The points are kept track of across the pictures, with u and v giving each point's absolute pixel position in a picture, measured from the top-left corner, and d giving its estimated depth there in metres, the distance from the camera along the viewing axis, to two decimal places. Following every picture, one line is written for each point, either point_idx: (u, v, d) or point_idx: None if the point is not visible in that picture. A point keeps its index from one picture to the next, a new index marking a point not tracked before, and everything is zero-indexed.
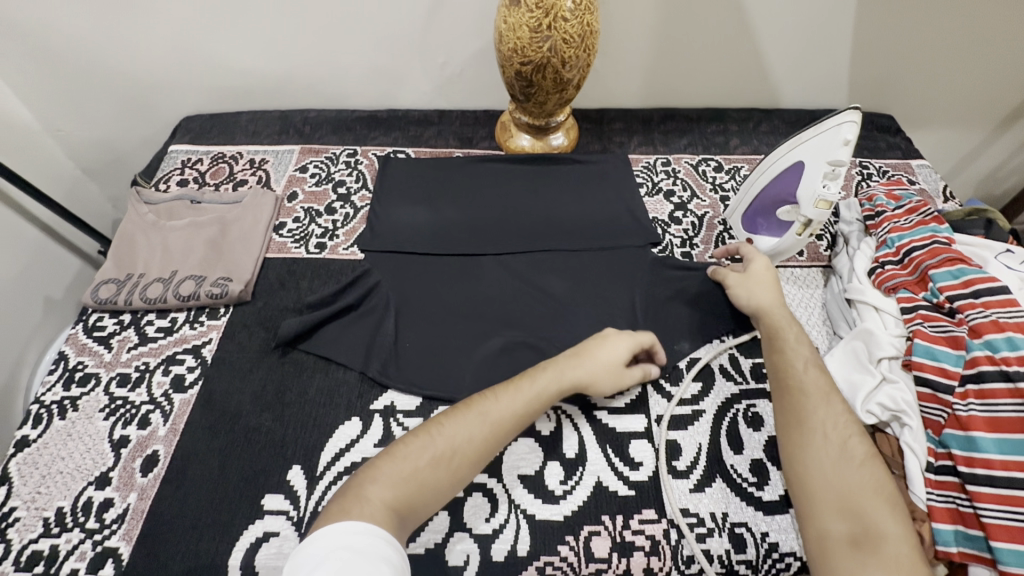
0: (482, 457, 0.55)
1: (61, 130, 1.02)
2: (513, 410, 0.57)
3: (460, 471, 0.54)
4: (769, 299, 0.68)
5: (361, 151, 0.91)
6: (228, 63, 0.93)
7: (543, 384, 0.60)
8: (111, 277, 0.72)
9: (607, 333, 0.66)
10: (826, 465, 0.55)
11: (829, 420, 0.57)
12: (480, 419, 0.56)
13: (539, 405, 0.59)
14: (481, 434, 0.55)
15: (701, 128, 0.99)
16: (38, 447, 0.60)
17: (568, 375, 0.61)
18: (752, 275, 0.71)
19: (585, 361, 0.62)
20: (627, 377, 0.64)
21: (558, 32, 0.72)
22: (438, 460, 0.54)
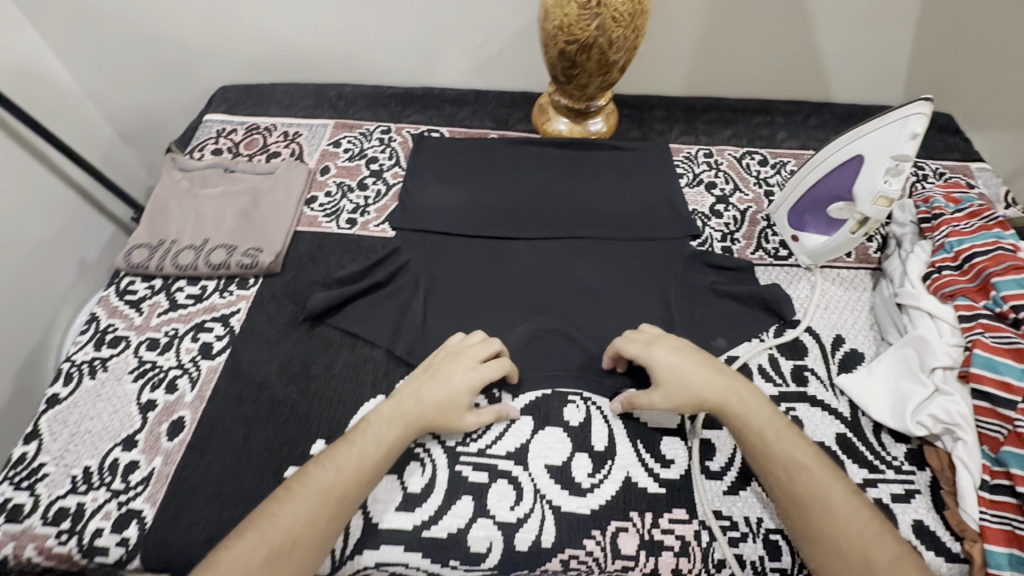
0: (326, 531, 0.50)
1: (101, 95, 1.03)
2: (355, 476, 0.52)
3: (305, 558, 0.48)
4: (701, 391, 0.57)
5: (395, 129, 0.90)
6: (266, 34, 0.92)
7: (378, 440, 0.54)
8: (144, 242, 0.72)
9: (442, 369, 0.59)
10: None
11: (846, 518, 0.50)
12: (318, 495, 0.50)
13: (382, 459, 0.54)
14: (320, 510, 0.50)
15: (746, 120, 0.95)
16: (67, 405, 0.60)
17: (417, 424, 0.56)
18: (666, 381, 0.58)
19: (419, 414, 0.56)
20: (472, 416, 0.58)
21: (608, 10, 0.69)
22: (275, 556, 0.47)
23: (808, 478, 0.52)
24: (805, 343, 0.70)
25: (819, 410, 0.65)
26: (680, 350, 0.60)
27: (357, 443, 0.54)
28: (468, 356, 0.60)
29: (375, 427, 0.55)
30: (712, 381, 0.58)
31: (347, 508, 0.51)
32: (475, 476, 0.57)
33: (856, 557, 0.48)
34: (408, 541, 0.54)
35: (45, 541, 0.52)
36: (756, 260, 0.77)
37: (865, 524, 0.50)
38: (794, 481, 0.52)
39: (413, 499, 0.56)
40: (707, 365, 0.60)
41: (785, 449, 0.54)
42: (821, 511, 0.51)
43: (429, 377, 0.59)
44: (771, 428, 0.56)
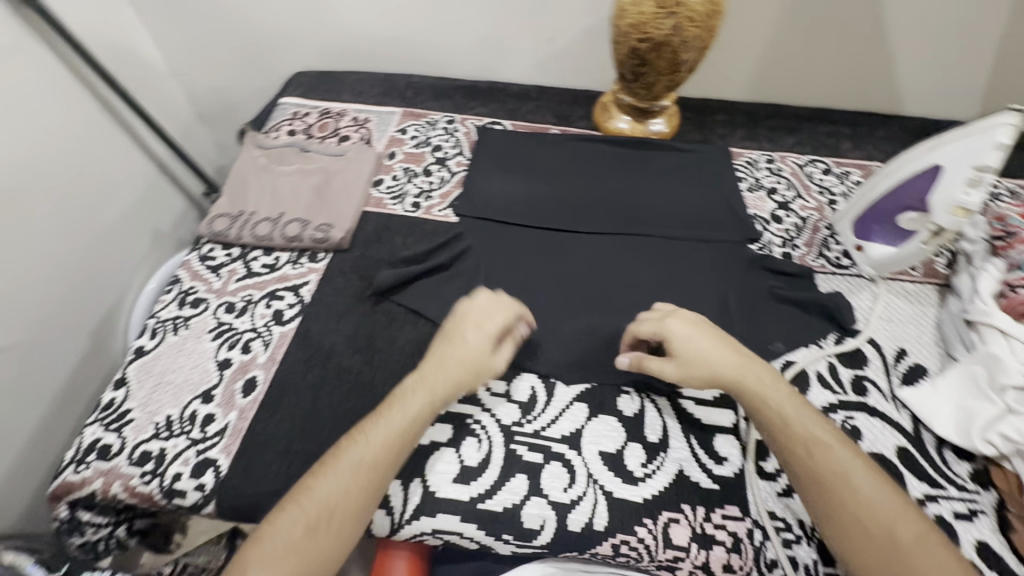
0: (364, 503, 0.51)
1: (185, 75, 1.10)
2: (386, 445, 0.53)
3: (344, 526, 0.50)
4: (721, 369, 0.56)
5: (460, 119, 0.92)
6: (344, 24, 0.96)
7: (413, 406, 0.55)
8: (225, 212, 0.76)
9: (456, 322, 0.60)
10: (881, 557, 0.48)
11: (870, 495, 0.50)
12: (352, 467, 0.52)
13: (412, 427, 0.55)
14: (356, 483, 0.51)
15: (810, 129, 0.94)
16: (153, 357, 0.64)
17: (433, 390, 0.56)
18: (684, 357, 0.58)
19: (426, 377, 0.57)
20: (495, 360, 0.59)
21: (683, 10, 0.69)
22: (314, 526, 0.50)
23: (827, 455, 0.52)
24: (866, 353, 0.69)
25: (879, 421, 0.63)
26: (697, 325, 0.59)
27: (390, 411, 0.55)
28: (489, 312, 0.60)
29: (409, 397, 0.56)
30: (733, 359, 0.57)
31: (382, 480, 0.52)
32: (530, 456, 0.59)
33: (877, 533, 0.49)
34: (464, 511, 0.55)
35: (131, 480, 0.56)
36: (817, 267, 0.76)
37: (886, 499, 0.50)
38: (818, 458, 0.52)
39: (469, 472, 0.57)
40: (725, 341, 0.59)
41: (802, 426, 0.54)
42: (844, 488, 0.51)
43: (455, 329, 0.60)
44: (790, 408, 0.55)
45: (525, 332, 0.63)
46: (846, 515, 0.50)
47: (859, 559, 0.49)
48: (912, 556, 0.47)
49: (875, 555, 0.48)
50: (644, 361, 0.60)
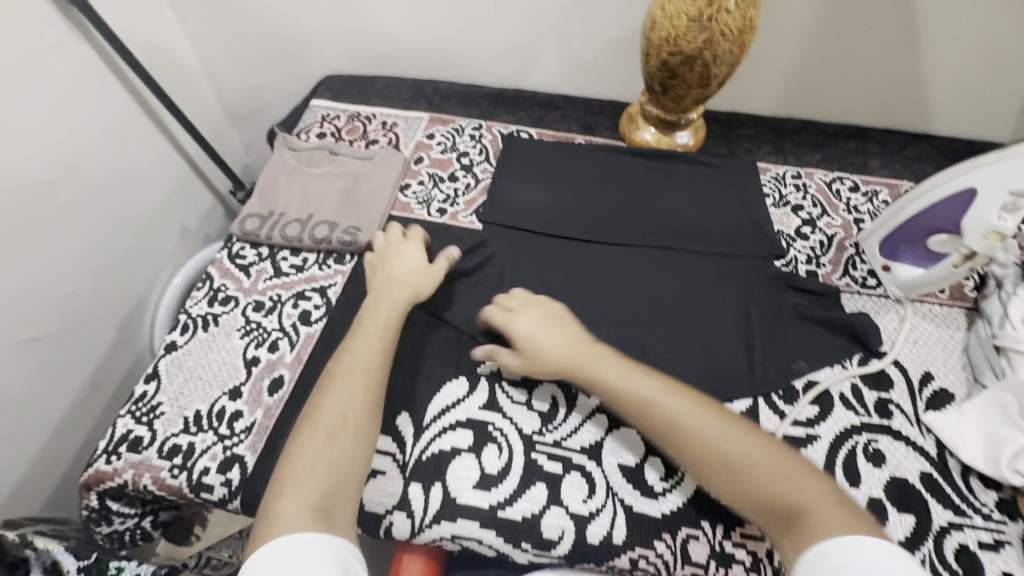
0: (374, 408, 0.57)
1: (217, 76, 1.12)
2: (371, 355, 0.60)
3: (360, 431, 0.55)
4: (559, 355, 0.60)
5: (486, 126, 0.93)
6: (374, 30, 0.98)
7: (382, 319, 0.63)
8: (256, 212, 0.78)
9: (395, 251, 0.70)
10: (734, 482, 0.51)
11: (703, 430, 0.54)
12: (349, 375, 0.58)
13: (389, 332, 0.62)
14: (359, 389, 0.57)
15: (838, 145, 0.93)
16: (183, 352, 0.66)
17: (395, 300, 0.65)
18: (525, 352, 0.61)
19: (384, 291, 0.66)
20: (436, 268, 0.69)
21: (717, 25, 0.69)
22: (333, 434, 0.54)
23: (656, 408, 0.56)
24: (891, 375, 0.68)
25: (903, 445, 0.63)
26: (544, 318, 0.63)
27: (365, 330, 0.62)
28: (409, 239, 0.72)
29: (373, 320, 0.64)
30: (569, 346, 0.61)
31: (379, 381, 0.58)
32: (550, 466, 0.59)
33: (721, 464, 0.52)
34: (483, 518, 0.56)
35: (160, 473, 0.57)
36: (842, 286, 0.76)
37: (714, 428, 0.54)
38: (654, 413, 0.56)
39: (489, 479, 0.58)
40: (566, 326, 0.63)
41: (632, 391, 0.57)
42: (681, 435, 0.54)
43: (391, 253, 0.70)
44: (615, 374, 0.59)
45: (457, 253, 0.72)
46: (693, 458, 0.53)
47: (721, 491, 0.53)
48: (755, 478, 0.51)
49: (731, 486, 0.52)
50: (495, 351, 0.62)
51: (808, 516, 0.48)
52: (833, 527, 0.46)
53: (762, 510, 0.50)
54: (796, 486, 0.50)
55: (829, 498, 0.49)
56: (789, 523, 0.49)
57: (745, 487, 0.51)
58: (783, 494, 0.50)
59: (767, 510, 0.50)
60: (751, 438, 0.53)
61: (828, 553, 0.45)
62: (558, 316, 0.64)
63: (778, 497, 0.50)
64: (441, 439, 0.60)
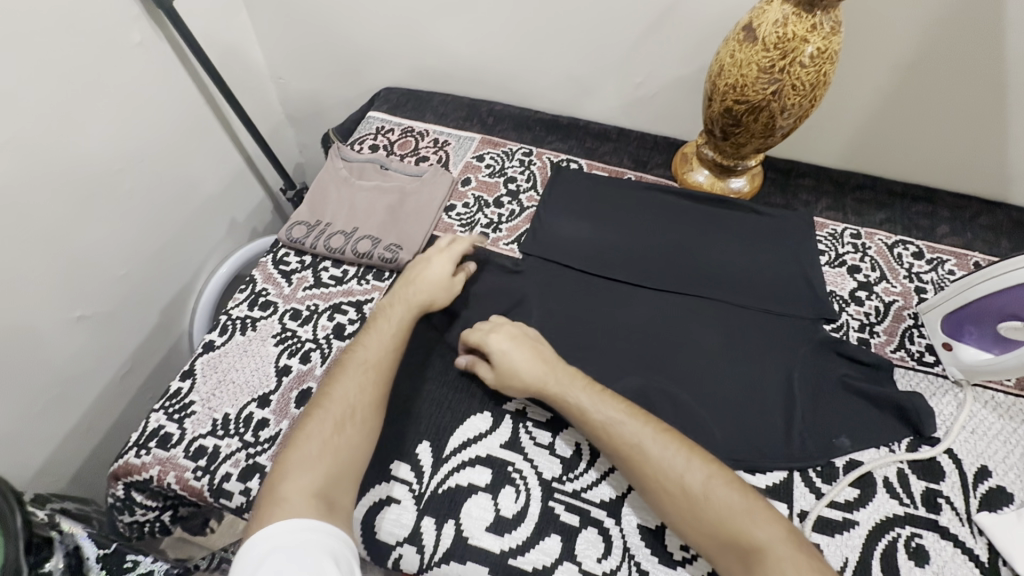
0: (380, 406, 0.59)
1: (282, 78, 1.16)
2: (382, 351, 0.62)
3: (366, 422, 0.57)
4: (527, 377, 0.61)
5: (536, 152, 0.93)
6: (436, 49, 0.99)
7: (395, 318, 0.65)
8: (303, 220, 0.79)
9: (423, 260, 0.71)
10: (687, 512, 0.52)
11: (664, 457, 0.55)
12: (360, 368, 0.60)
13: (403, 331, 0.65)
14: (368, 381, 0.60)
15: (903, 206, 0.89)
16: (220, 353, 0.68)
17: (412, 301, 0.67)
18: (500, 367, 0.62)
19: (404, 294, 0.67)
20: (458, 284, 0.70)
21: (790, 77, 0.66)
22: (341, 426, 0.56)
23: (620, 431, 0.57)
24: (943, 465, 0.63)
25: (950, 545, 0.58)
26: (518, 339, 0.64)
27: (377, 327, 0.65)
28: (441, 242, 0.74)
29: (387, 317, 0.66)
30: (541, 366, 0.62)
31: (388, 378, 0.61)
32: (567, 517, 0.57)
33: (678, 492, 0.53)
34: (493, 564, 0.54)
35: (185, 473, 0.59)
36: (895, 360, 0.72)
37: (674, 457, 0.55)
38: (616, 439, 0.56)
39: (503, 523, 0.57)
40: (539, 352, 0.63)
41: (596, 414, 0.58)
42: (639, 460, 0.55)
43: (421, 257, 0.71)
44: (580, 400, 0.59)
45: (475, 268, 0.75)
46: (654, 486, 0.54)
47: (675, 519, 0.53)
48: (713, 511, 0.52)
49: (689, 519, 0.52)
50: (477, 360, 0.65)
51: (763, 556, 0.48)
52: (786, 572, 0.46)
53: (718, 546, 0.51)
54: (749, 520, 0.51)
55: (787, 536, 0.50)
56: (742, 560, 0.49)
57: (702, 521, 0.52)
58: (739, 531, 0.50)
59: (723, 546, 0.50)
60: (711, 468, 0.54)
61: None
62: (530, 334, 0.65)
63: (734, 534, 0.50)
64: (459, 473, 0.60)
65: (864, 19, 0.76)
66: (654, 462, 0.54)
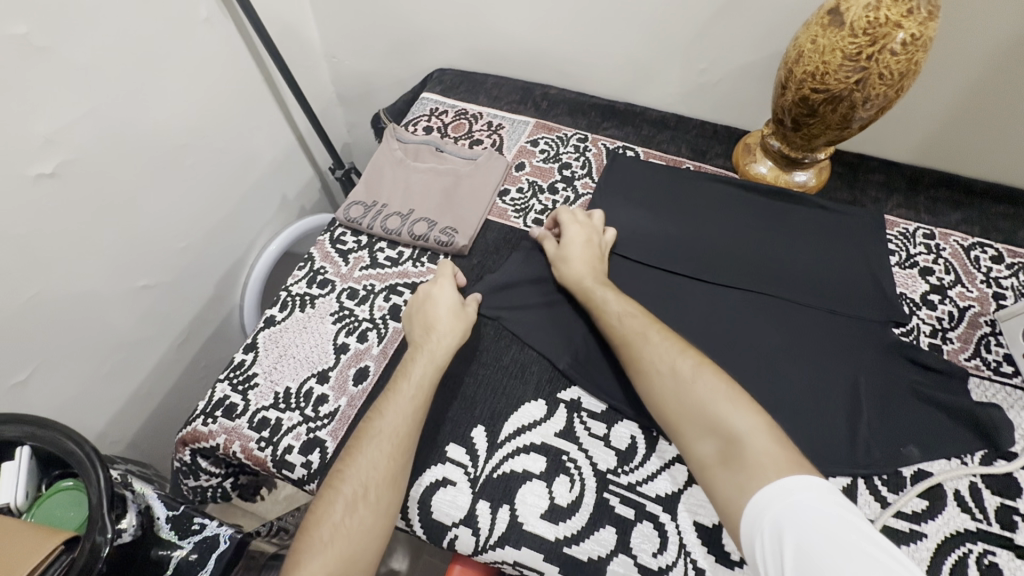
0: (399, 479, 0.54)
1: (334, 57, 1.16)
2: (402, 420, 0.57)
3: (382, 502, 0.53)
4: (571, 269, 0.69)
5: (591, 139, 0.91)
6: (493, 30, 0.97)
7: (418, 378, 0.60)
8: (360, 200, 0.80)
9: (428, 287, 0.68)
10: (671, 396, 0.56)
11: (656, 349, 0.59)
12: (375, 442, 0.55)
13: (425, 394, 0.59)
14: (384, 455, 0.54)
15: (981, 206, 0.83)
16: (280, 328, 0.69)
17: (436, 355, 0.62)
18: (560, 249, 0.71)
19: (424, 342, 0.63)
20: (468, 307, 0.67)
21: (876, 65, 0.62)
22: (352, 507, 0.52)
23: (629, 321, 0.63)
24: (1019, 482, 0.60)
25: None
26: (589, 240, 0.71)
27: (397, 389, 0.59)
28: (439, 280, 0.69)
29: (409, 374, 0.61)
30: (590, 266, 0.69)
31: (407, 454, 0.56)
32: (622, 510, 0.57)
33: (667, 376, 0.57)
34: (547, 551, 0.55)
35: (248, 443, 0.60)
36: (970, 368, 0.68)
37: (668, 349, 0.59)
38: (624, 332, 0.62)
39: (558, 512, 0.57)
40: (596, 259, 0.70)
41: (611, 306, 0.65)
42: (637, 346, 0.61)
43: (427, 296, 0.67)
44: (605, 294, 0.66)
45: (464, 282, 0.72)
46: (647, 372, 0.59)
47: (661, 403, 0.57)
48: (694, 395, 0.55)
49: (675, 398, 0.56)
50: (549, 237, 0.74)
51: (740, 445, 0.50)
52: (764, 462, 0.47)
53: (700, 436, 0.53)
54: (729, 408, 0.53)
55: (763, 425, 0.51)
56: (721, 450, 0.51)
57: (684, 403, 0.55)
58: (720, 421, 0.52)
59: (703, 431, 0.53)
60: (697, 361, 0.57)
61: (761, 492, 0.46)
62: (601, 248, 0.72)
63: (714, 423, 0.53)
64: (512, 460, 0.60)
65: (959, 4, 0.70)
66: (648, 352, 0.59)
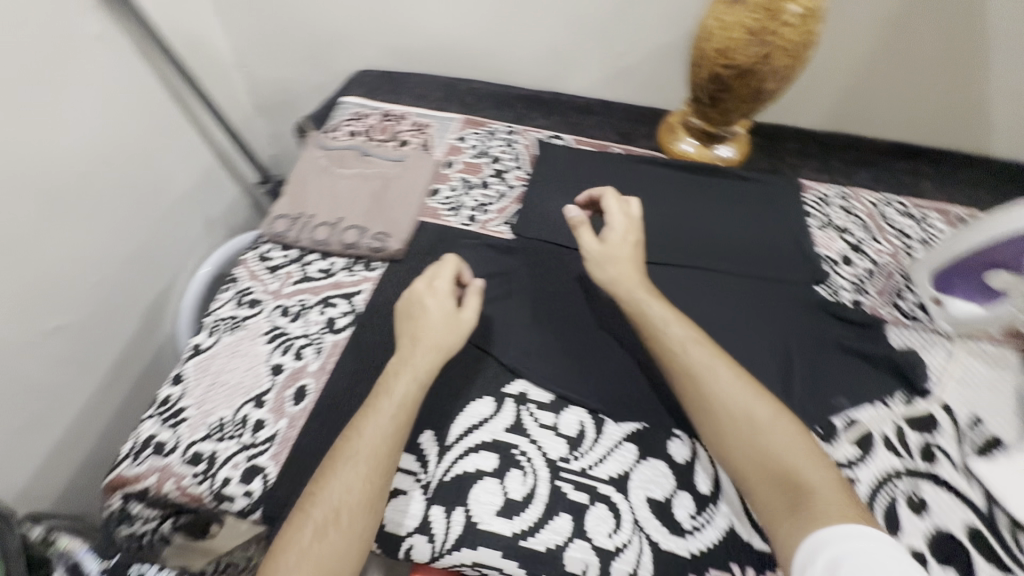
0: (374, 502, 0.51)
1: (248, 66, 1.11)
2: (380, 438, 0.53)
3: (356, 526, 0.49)
4: (619, 275, 0.64)
5: (520, 130, 0.90)
6: (410, 28, 0.96)
7: (399, 394, 0.56)
8: (285, 213, 0.77)
9: (415, 291, 0.62)
10: (740, 437, 0.53)
11: (728, 387, 0.56)
12: (351, 464, 0.51)
13: (408, 411, 0.55)
14: (360, 476, 0.51)
15: (887, 165, 0.88)
16: (209, 355, 0.66)
17: (419, 366, 0.57)
18: (603, 245, 0.66)
19: (409, 352, 0.58)
20: (464, 313, 0.61)
21: (777, 40, 0.65)
22: (322, 531, 0.48)
23: (693, 352, 0.58)
24: (937, 417, 0.64)
25: (947, 493, 0.59)
26: (635, 247, 0.66)
27: (378, 405, 0.55)
28: (435, 277, 0.63)
29: (391, 388, 0.56)
30: (635, 272, 0.64)
31: (384, 475, 0.52)
32: (576, 496, 0.57)
33: (737, 417, 0.54)
34: (505, 547, 0.55)
35: (183, 480, 0.57)
36: (889, 318, 0.72)
37: (739, 389, 0.55)
38: (689, 363, 0.58)
39: (513, 506, 0.57)
40: (641, 265, 0.65)
41: (671, 333, 0.60)
42: (703, 379, 0.56)
43: (414, 301, 0.61)
44: (664, 317, 0.61)
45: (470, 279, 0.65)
46: (715, 410, 0.55)
47: (726, 443, 0.54)
48: (768, 444, 0.52)
49: (742, 440, 0.53)
50: (584, 224, 0.67)
51: (811, 497, 0.48)
52: (836, 515, 0.46)
53: (765, 482, 0.51)
54: (803, 461, 0.51)
55: (837, 482, 0.49)
56: (788, 499, 0.49)
57: (755, 449, 0.52)
58: (791, 470, 0.50)
59: (768, 476, 0.51)
60: (764, 402, 0.54)
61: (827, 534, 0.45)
62: (636, 245, 0.67)
63: (785, 471, 0.50)
64: (463, 461, 0.59)
65: None
66: (715, 390, 0.55)
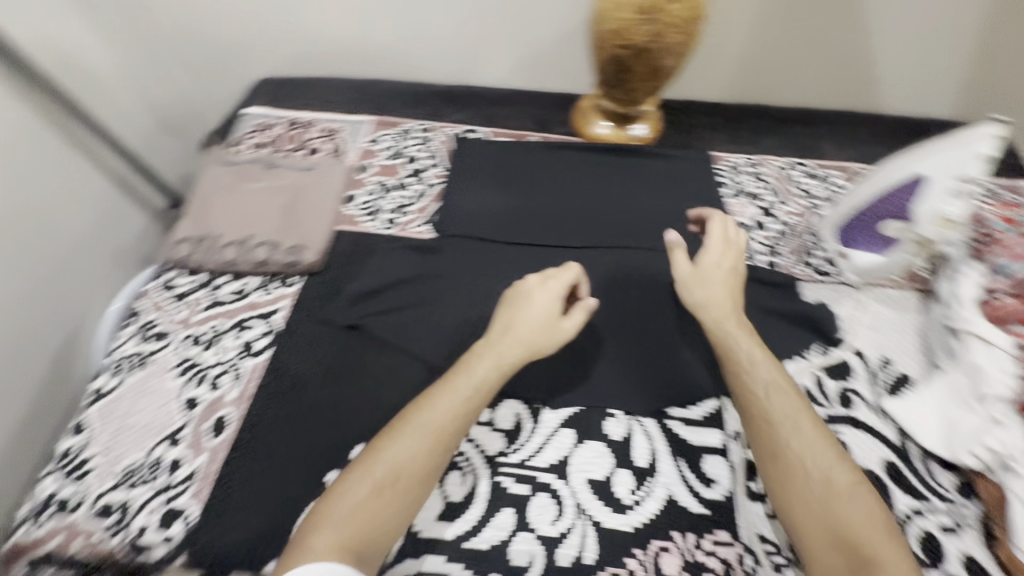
0: (433, 472, 0.50)
1: (141, 84, 1.05)
2: (455, 409, 0.52)
3: (409, 492, 0.49)
4: (711, 300, 0.62)
5: (435, 127, 0.89)
6: (309, 31, 0.92)
7: (477, 377, 0.54)
8: (189, 236, 0.72)
9: (516, 296, 0.59)
10: (808, 492, 0.49)
11: (807, 443, 0.52)
12: (420, 431, 0.50)
13: (480, 398, 0.53)
14: (424, 445, 0.50)
15: (790, 130, 0.92)
16: (113, 398, 0.61)
17: (502, 354, 0.55)
18: (700, 267, 0.64)
19: (496, 338, 0.57)
20: (568, 323, 0.58)
21: (663, 17, 0.66)
22: (379, 490, 0.48)
23: (781, 400, 0.54)
24: (851, 363, 0.67)
25: (865, 434, 0.62)
26: (733, 276, 0.64)
27: (455, 380, 0.54)
28: (550, 277, 0.60)
29: (470, 368, 0.55)
30: (725, 293, 0.62)
31: (445, 450, 0.51)
32: (516, 488, 0.57)
33: (815, 475, 0.50)
34: (449, 551, 0.54)
35: (93, 535, 0.53)
36: (802, 275, 0.75)
37: (822, 450, 0.51)
38: (777, 412, 0.54)
39: (453, 508, 0.56)
40: (733, 291, 0.63)
41: (764, 377, 0.56)
42: (785, 429, 0.53)
43: (520, 299, 0.59)
44: (752, 356, 0.58)
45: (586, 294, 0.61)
46: (789, 463, 0.51)
47: (789, 495, 0.50)
48: (840, 511, 0.48)
49: (811, 496, 0.49)
50: (679, 247, 0.65)
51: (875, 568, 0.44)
52: None
53: (820, 538, 0.47)
54: (870, 531, 0.47)
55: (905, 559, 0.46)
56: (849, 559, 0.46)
57: (824, 510, 0.48)
58: (855, 534, 0.47)
59: (826, 533, 0.47)
60: (844, 465, 0.51)
61: None
62: (737, 272, 0.65)
63: (848, 534, 0.47)
64: None
65: None
66: (799, 449, 0.51)
